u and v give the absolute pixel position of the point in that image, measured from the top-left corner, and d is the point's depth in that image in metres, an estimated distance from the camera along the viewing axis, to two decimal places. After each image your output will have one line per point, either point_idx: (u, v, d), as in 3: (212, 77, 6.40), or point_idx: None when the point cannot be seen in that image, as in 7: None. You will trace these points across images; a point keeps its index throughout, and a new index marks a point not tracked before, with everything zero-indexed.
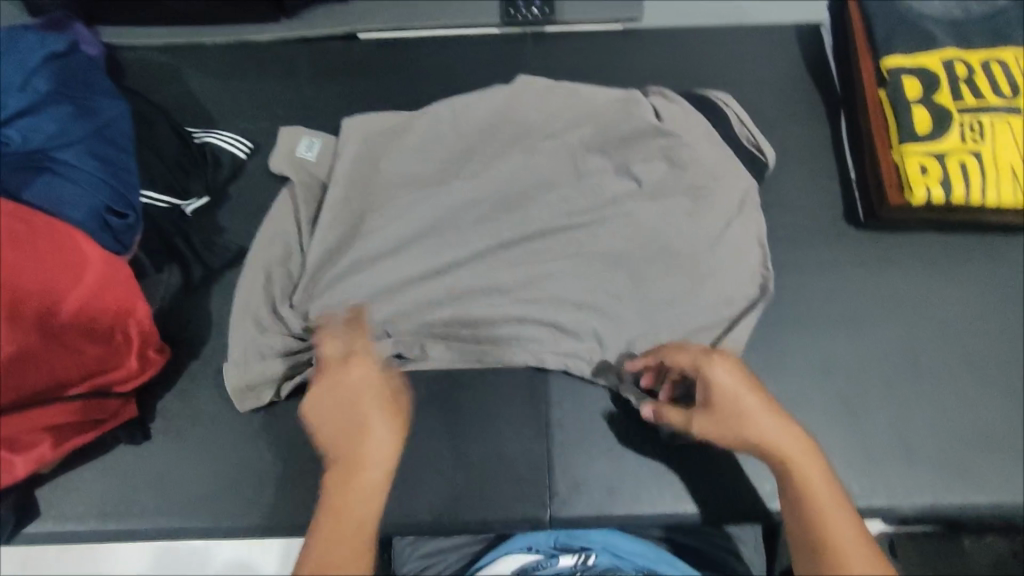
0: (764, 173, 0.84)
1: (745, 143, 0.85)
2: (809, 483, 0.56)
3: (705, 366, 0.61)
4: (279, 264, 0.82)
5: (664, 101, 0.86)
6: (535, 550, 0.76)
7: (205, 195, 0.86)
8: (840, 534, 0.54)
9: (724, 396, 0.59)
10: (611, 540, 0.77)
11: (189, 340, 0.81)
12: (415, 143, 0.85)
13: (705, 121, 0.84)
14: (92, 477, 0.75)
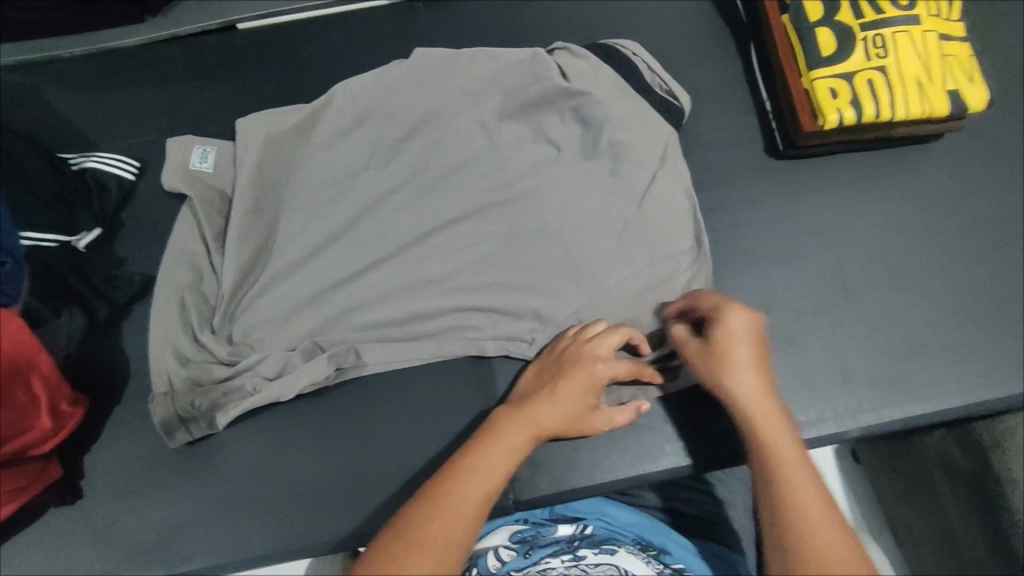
0: (680, 118, 0.83)
1: (657, 89, 0.83)
2: (778, 437, 0.58)
3: (721, 312, 0.63)
4: (190, 289, 0.76)
5: (570, 57, 0.83)
6: (530, 522, 0.79)
7: (97, 227, 0.78)
8: (803, 492, 0.55)
9: (726, 348, 0.62)
10: (604, 510, 0.81)
11: (109, 385, 0.75)
12: (317, 138, 0.81)
13: (614, 74, 0.82)
14: (28, 546, 0.70)
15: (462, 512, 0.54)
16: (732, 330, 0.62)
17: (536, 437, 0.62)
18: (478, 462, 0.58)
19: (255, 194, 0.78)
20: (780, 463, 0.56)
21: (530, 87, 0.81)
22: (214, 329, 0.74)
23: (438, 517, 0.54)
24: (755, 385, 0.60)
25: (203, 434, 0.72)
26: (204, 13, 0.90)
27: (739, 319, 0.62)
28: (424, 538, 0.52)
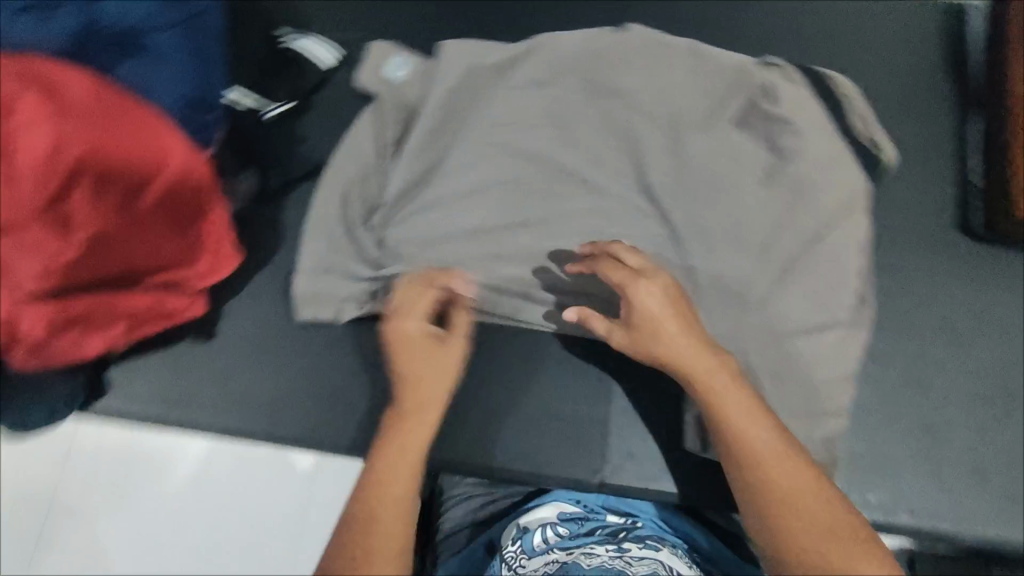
0: (880, 171, 0.79)
1: (862, 137, 0.79)
2: (732, 403, 0.60)
3: (630, 290, 0.64)
4: (357, 184, 0.79)
5: (783, 77, 0.80)
6: (583, 505, 0.73)
7: (289, 102, 0.83)
8: (769, 458, 0.57)
9: (642, 318, 0.64)
10: (658, 514, 0.75)
11: (261, 248, 0.80)
12: (512, 82, 0.82)
13: (821, 107, 0.79)
14: (162, 364, 0.78)
15: (401, 485, 0.59)
16: (649, 296, 0.64)
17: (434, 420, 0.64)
18: (392, 439, 0.62)
19: (439, 122, 0.82)
20: (737, 434, 0.58)
21: (730, 103, 0.80)
22: (369, 231, 0.78)
23: (390, 494, 0.58)
24: (687, 347, 0.62)
25: (333, 322, 0.77)
26: None
27: (651, 287, 0.64)
28: (377, 509, 0.57)
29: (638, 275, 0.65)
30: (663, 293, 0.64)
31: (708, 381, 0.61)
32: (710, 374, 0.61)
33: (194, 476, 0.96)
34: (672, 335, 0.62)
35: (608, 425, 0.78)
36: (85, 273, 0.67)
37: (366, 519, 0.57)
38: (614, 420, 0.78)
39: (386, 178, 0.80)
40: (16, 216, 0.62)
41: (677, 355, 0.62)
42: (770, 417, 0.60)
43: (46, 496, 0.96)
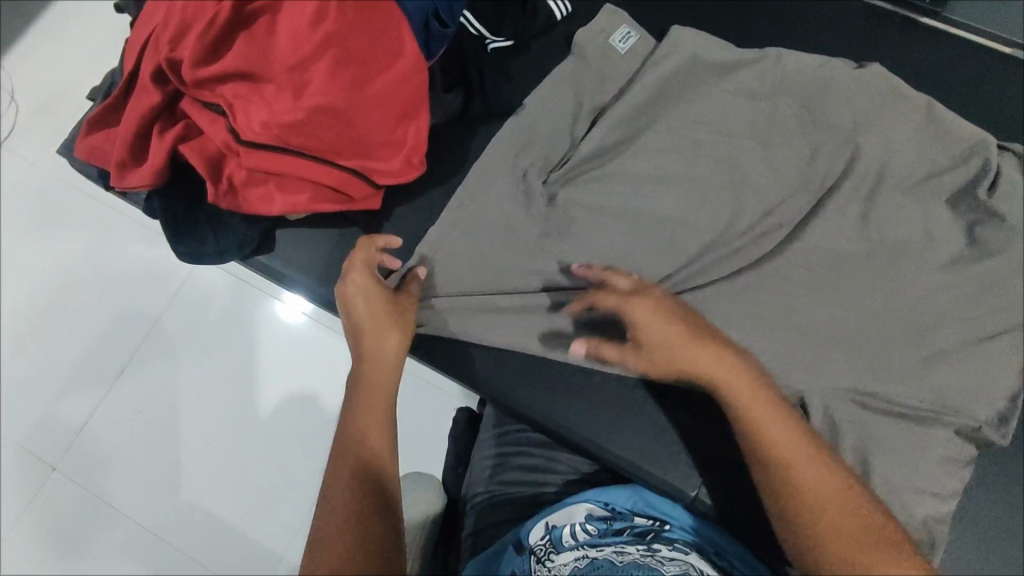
0: None
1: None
2: (767, 421, 0.61)
3: (632, 304, 0.64)
4: (552, 137, 0.81)
5: (1017, 165, 0.76)
6: (609, 508, 0.72)
7: (510, 41, 0.85)
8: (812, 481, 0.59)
9: (649, 335, 0.63)
10: (694, 523, 0.71)
11: (445, 166, 0.83)
12: (734, 85, 0.80)
13: None
14: (322, 241, 0.81)
15: (372, 410, 0.64)
16: (661, 307, 0.64)
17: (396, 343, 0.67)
18: (368, 362, 0.66)
19: (649, 99, 0.80)
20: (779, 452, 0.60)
21: (955, 177, 0.76)
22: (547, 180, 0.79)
23: (357, 420, 0.64)
24: (702, 359, 0.62)
25: (485, 254, 0.78)
26: None
27: (659, 304, 0.64)
28: (353, 428, 0.63)
29: (631, 296, 0.65)
30: (675, 307, 0.64)
31: (734, 395, 0.62)
32: (738, 385, 0.62)
33: (276, 338, 1.11)
34: (692, 350, 0.62)
35: (722, 450, 0.74)
36: (295, 138, 0.72)
37: (341, 442, 0.63)
38: (727, 448, 0.74)
39: (578, 139, 0.81)
40: (265, 72, 0.71)
41: (711, 371, 0.62)
42: (799, 432, 0.61)
43: (152, 320, 1.13)
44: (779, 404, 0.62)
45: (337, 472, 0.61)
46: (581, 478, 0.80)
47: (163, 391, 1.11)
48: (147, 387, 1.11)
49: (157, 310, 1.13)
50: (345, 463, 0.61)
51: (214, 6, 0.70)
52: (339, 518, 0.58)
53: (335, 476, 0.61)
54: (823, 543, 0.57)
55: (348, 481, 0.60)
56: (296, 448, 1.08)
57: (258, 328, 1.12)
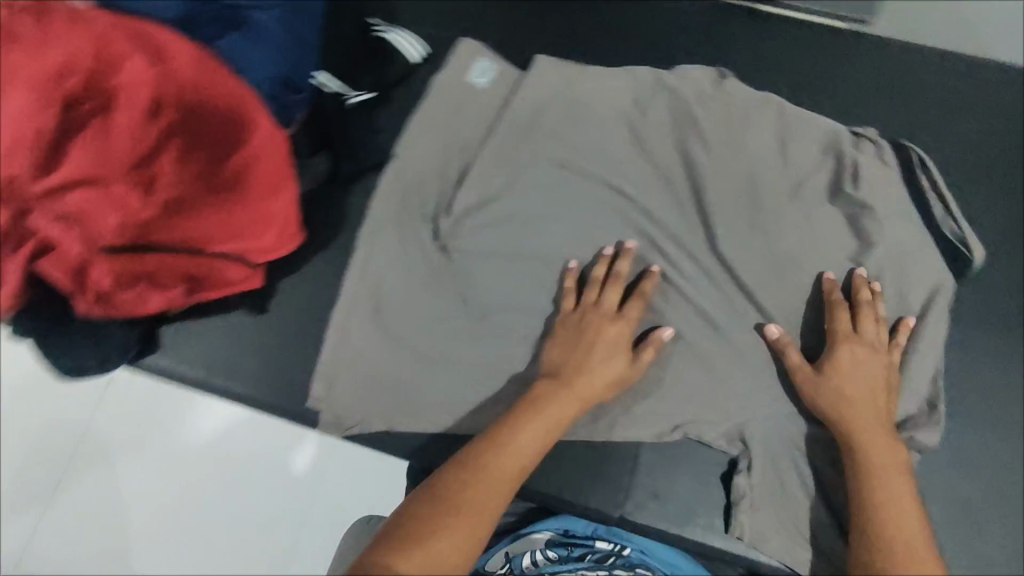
0: (965, 272, 0.77)
1: (951, 234, 0.77)
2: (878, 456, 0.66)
3: (840, 347, 0.71)
4: (424, 184, 0.81)
5: (873, 152, 0.79)
6: (569, 534, 0.72)
7: (371, 92, 0.85)
8: (899, 503, 0.64)
9: (852, 372, 0.69)
10: (650, 544, 0.73)
11: (322, 230, 0.81)
12: (597, 105, 0.82)
13: (903, 189, 0.78)
14: (211, 330, 0.79)
15: (510, 473, 0.63)
16: (875, 364, 0.70)
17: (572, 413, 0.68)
18: (539, 414, 0.67)
19: (516, 129, 0.82)
20: (875, 475, 0.65)
21: (823, 165, 0.79)
22: (425, 227, 0.81)
23: (503, 469, 0.63)
24: (864, 396, 0.68)
25: (376, 313, 0.78)
26: None
27: (864, 354, 0.70)
28: (484, 473, 0.62)
29: (847, 337, 0.71)
30: (889, 367, 0.71)
31: (863, 422, 0.68)
32: (859, 415, 0.68)
33: (221, 429, 1.03)
34: (869, 385, 0.69)
35: (641, 462, 0.74)
36: (162, 232, 0.71)
37: (470, 478, 0.61)
38: (645, 458, 0.74)
39: (455, 180, 0.81)
40: (111, 174, 0.67)
41: (864, 410, 0.68)
42: (906, 470, 0.66)
43: (85, 427, 1.04)
44: (887, 428, 0.68)
45: (451, 508, 0.59)
46: (524, 514, 0.77)
47: (106, 502, 1.02)
48: (87, 500, 1.02)
49: (75, 416, 1.05)
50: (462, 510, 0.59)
51: (43, 113, 0.63)
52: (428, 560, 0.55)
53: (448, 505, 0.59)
54: (883, 539, 0.62)
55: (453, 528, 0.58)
56: (251, 542, 0.99)
57: (184, 414, 1.04)
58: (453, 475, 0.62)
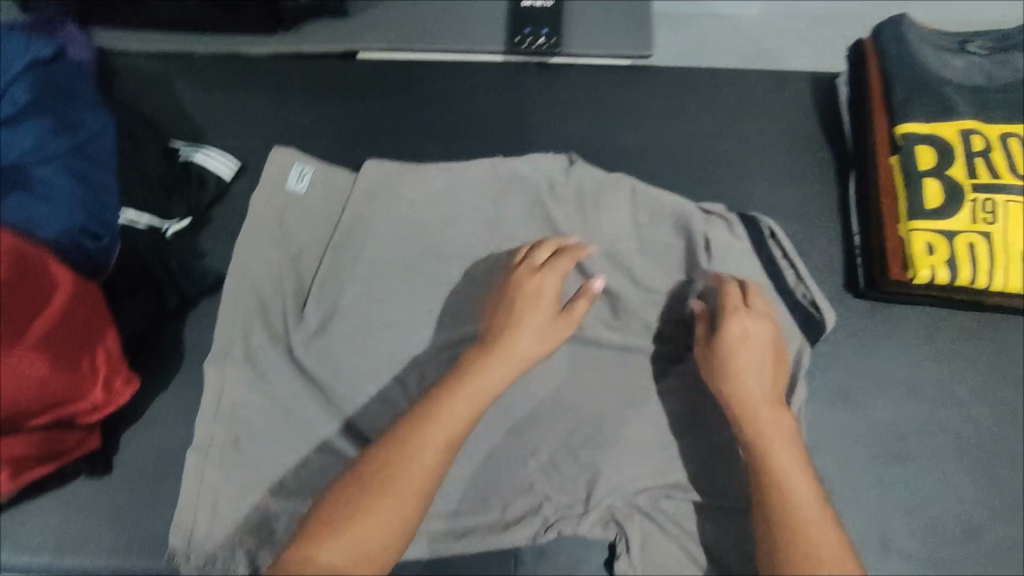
0: (821, 334, 0.77)
1: (800, 297, 0.77)
2: (767, 420, 0.66)
3: (741, 318, 0.70)
4: (254, 299, 0.80)
5: (724, 229, 0.80)
6: None
7: (188, 217, 0.84)
8: (784, 460, 0.64)
9: (743, 345, 0.69)
10: None
11: (159, 369, 0.80)
12: (409, 185, 0.84)
13: (745, 241, 0.80)
14: (53, 506, 0.75)
15: (439, 436, 0.62)
16: (751, 331, 0.70)
17: (507, 373, 0.68)
18: (459, 392, 0.65)
19: (345, 225, 0.83)
20: (764, 437, 0.65)
21: (678, 243, 0.81)
22: (267, 336, 0.79)
23: (439, 416, 0.63)
24: (756, 371, 0.68)
25: (220, 445, 0.74)
26: (330, 37, 0.96)
27: (746, 322, 0.70)
28: (412, 445, 0.61)
29: (742, 310, 0.71)
30: (775, 333, 0.71)
31: (753, 391, 0.68)
32: (747, 381, 0.68)
33: None
34: (756, 360, 0.69)
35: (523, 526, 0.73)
36: None
37: (400, 446, 0.61)
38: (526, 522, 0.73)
39: (293, 291, 0.81)
40: None
41: (751, 382, 0.68)
42: (795, 436, 0.66)
43: None
44: (773, 398, 0.68)
45: (387, 458, 0.61)
46: None
47: None
48: None
49: None
50: (398, 456, 0.61)
51: None
52: (357, 522, 0.58)
53: (381, 460, 0.61)
54: (760, 483, 0.64)
55: (388, 485, 0.60)
56: None
57: None
58: (384, 445, 0.62)
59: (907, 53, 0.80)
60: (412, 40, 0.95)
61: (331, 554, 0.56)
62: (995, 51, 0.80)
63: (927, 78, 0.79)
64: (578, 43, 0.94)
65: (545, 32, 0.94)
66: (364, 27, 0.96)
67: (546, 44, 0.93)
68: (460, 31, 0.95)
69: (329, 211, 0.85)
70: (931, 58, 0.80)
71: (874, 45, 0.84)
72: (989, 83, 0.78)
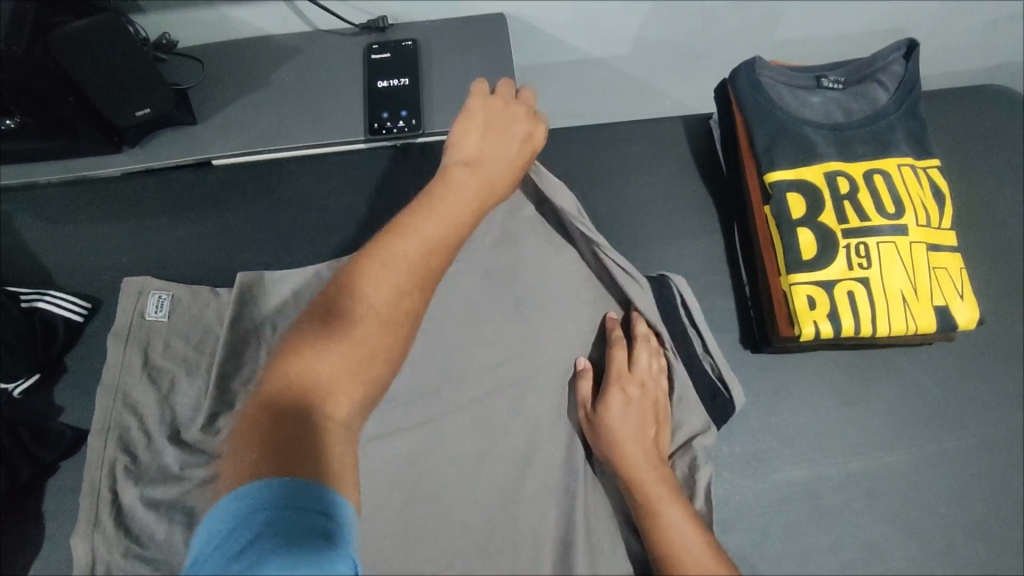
0: (728, 415, 0.74)
1: (706, 369, 0.76)
2: (649, 478, 0.68)
3: (615, 383, 0.72)
4: (122, 452, 0.75)
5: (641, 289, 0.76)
6: None
7: (35, 373, 0.78)
8: (669, 517, 0.65)
9: (621, 408, 0.71)
10: None
11: (21, 548, 0.74)
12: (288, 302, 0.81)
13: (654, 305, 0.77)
14: None
15: (416, 265, 0.57)
16: (628, 397, 0.71)
17: (478, 197, 0.65)
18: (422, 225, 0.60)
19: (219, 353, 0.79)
20: (648, 493, 0.67)
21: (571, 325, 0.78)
22: (141, 494, 0.73)
23: (408, 245, 0.58)
24: (632, 429, 0.70)
25: None
26: (179, 147, 0.88)
27: (629, 388, 0.72)
28: (395, 275, 0.56)
29: (626, 371, 0.73)
30: (658, 385, 0.74)
31: (632, 453, 0.69)
32: (627, 443, 0.69)
33: None
34: (635, 419, 0.71)
35: None
36: None
37: (379, 272, 0.55)
38: None
39: (162, 435, 0.76)
40: None
41: (630, 442, 0.69)
42: (676, 488, 0.68)
43: None
44: (655, 456, 0.70)
45: (368, 292, 0.55)
46: None
47: None
48: None
49: None
50: (373, 288, 0.55)
51: None
52: (346, 352, 0.51)
53: (355, 297, 0.54)
54: (651, 544, 0.65)
55: (370, 314, 0.54)
56: None
57: None
58: (346, 285, 0.55)
59: (764, 98, 0.77)
60: (266, 139, 0.88)
61: (329, 401, 0.49)
62: (850, 83, 0.79)
63: (788, 121, 0.77)
64: (441, 119, 0.89)
65: (404, 114, 0.89)
66: (213, 132, 0.89)
67: (407, 126, 0.88)
68: (316, 123, 0.89)
69: (199, 339, 0.81)
70: (787, 100, 0.78)
71: (732, 90, 0.80)
72: (848, 119, 0.77)
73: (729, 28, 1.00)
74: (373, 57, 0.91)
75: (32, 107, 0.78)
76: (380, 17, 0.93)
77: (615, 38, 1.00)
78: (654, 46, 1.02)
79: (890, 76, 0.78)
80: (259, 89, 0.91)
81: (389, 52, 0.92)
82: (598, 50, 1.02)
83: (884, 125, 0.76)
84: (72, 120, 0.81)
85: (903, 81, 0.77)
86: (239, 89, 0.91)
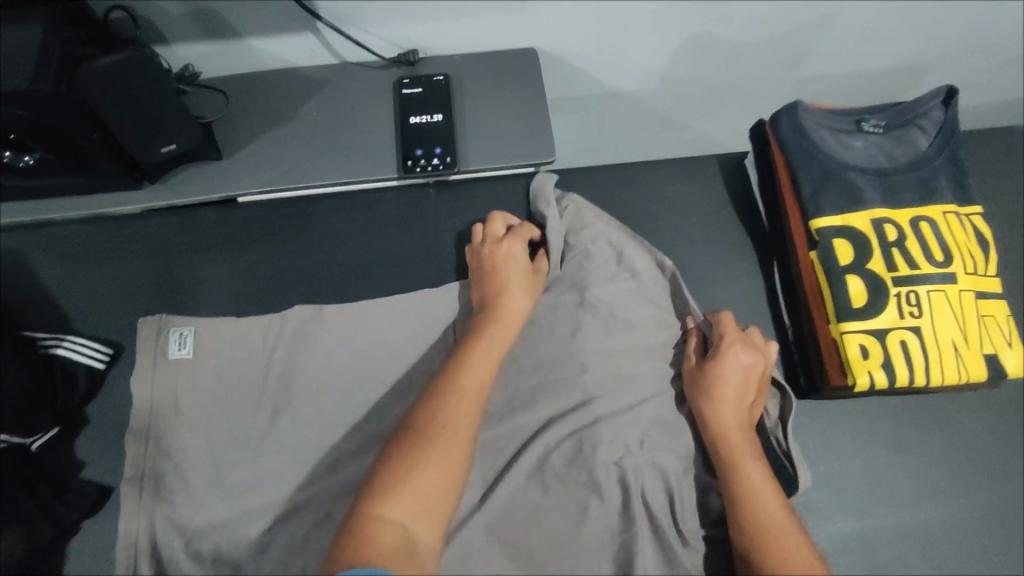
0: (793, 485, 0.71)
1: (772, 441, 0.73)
2: (740, 438, 0.69)
3: (728, 343, 0.74)
4: (157, 503, 0.72)
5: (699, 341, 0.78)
6: None
7: (55, 427, 0.74)
8: (756, 479, 0.67)
9: (726, 366, 0.73)
10: None
11: None
12: (324, 346, 0.79)
13: None
14: None
15: (472, 397, 0.68)
16: (739, 359, 0.73)
17: (515, 314, 0.75)
18: (477, 352, 0.71)
19: (262, 401, 0.76)
20: (738, 452, 0.68)
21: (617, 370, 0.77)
22: (179, 549, 0.71)
23: (469, 377, 0.69)
24: (733, 389, 0.72)
25: None
26: (204, 183, 0.85)
27: (742, 349, 0.73)
28: (459, 403, 0.67)
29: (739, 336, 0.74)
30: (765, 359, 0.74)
31: (731, 410, 0.71)
32: (726, 399, 0.71)
33: None
34: (740, 373, 0.72)
35: None
36: None
37: (450, 403, 0.67)
38: None
39: (194, 485, 0.73)
40: None
41: (728, 396, 0.71)
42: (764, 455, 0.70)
43: None
44: (748, 421, 0.71)
45: (439, 417, 0.66)
46: None
47: None
48: None
49: None
50: (444, 418, 0.66)
51: None
52: (415, 470, 0.63)
53: (430, 420, 0.66)
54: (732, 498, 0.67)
55: (442, 431, 0.65)
56: None
57: None
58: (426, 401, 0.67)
59: (807, 143, 0.77)
60: (296, 177, 0.85)
61: (399, 510, 0.61)
62: (890, 128, 0.79)
63: (833, 166, 0.76)
64: (476, 157, 0.87)
65: (438, 152, 0.87)
66: (239, 168, 0.86)
67: (441, 164, 0.86)
68: (348, 160, 0.87)
69: (229, 378, 0.77)
70: (830, 145, 0.78)
71: (774, 133, 0.80)
72: (891, 165, 0.77)
73: (758, 65, 1.00)
74: (405, 91, 0.89)
75: (50, 143, 0.74)
76: (411, 51, 0.90)
77: (645, 73, 0.99)
78: (681, 81, 1.02)
79: (930, 122, 0.79)
80: (286, 123, 0.89)
81: (421, 87, 0.90)
82: (626, 84, 1.02)
83: (928, 170, 0.77)
84: (95, 156, 0.77)
85: (943, 127, 0.78)
86: (266, 123, 0.88)
